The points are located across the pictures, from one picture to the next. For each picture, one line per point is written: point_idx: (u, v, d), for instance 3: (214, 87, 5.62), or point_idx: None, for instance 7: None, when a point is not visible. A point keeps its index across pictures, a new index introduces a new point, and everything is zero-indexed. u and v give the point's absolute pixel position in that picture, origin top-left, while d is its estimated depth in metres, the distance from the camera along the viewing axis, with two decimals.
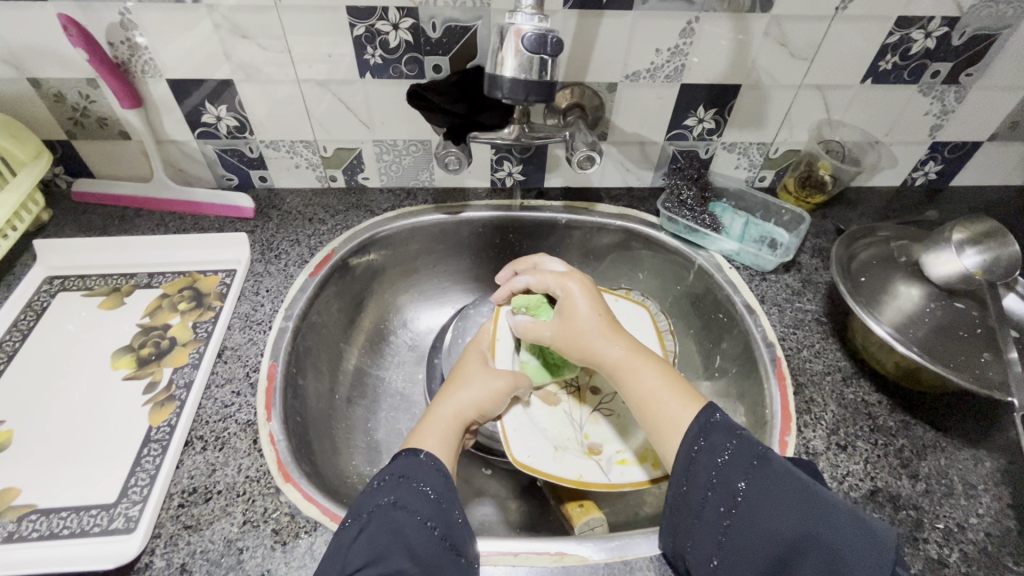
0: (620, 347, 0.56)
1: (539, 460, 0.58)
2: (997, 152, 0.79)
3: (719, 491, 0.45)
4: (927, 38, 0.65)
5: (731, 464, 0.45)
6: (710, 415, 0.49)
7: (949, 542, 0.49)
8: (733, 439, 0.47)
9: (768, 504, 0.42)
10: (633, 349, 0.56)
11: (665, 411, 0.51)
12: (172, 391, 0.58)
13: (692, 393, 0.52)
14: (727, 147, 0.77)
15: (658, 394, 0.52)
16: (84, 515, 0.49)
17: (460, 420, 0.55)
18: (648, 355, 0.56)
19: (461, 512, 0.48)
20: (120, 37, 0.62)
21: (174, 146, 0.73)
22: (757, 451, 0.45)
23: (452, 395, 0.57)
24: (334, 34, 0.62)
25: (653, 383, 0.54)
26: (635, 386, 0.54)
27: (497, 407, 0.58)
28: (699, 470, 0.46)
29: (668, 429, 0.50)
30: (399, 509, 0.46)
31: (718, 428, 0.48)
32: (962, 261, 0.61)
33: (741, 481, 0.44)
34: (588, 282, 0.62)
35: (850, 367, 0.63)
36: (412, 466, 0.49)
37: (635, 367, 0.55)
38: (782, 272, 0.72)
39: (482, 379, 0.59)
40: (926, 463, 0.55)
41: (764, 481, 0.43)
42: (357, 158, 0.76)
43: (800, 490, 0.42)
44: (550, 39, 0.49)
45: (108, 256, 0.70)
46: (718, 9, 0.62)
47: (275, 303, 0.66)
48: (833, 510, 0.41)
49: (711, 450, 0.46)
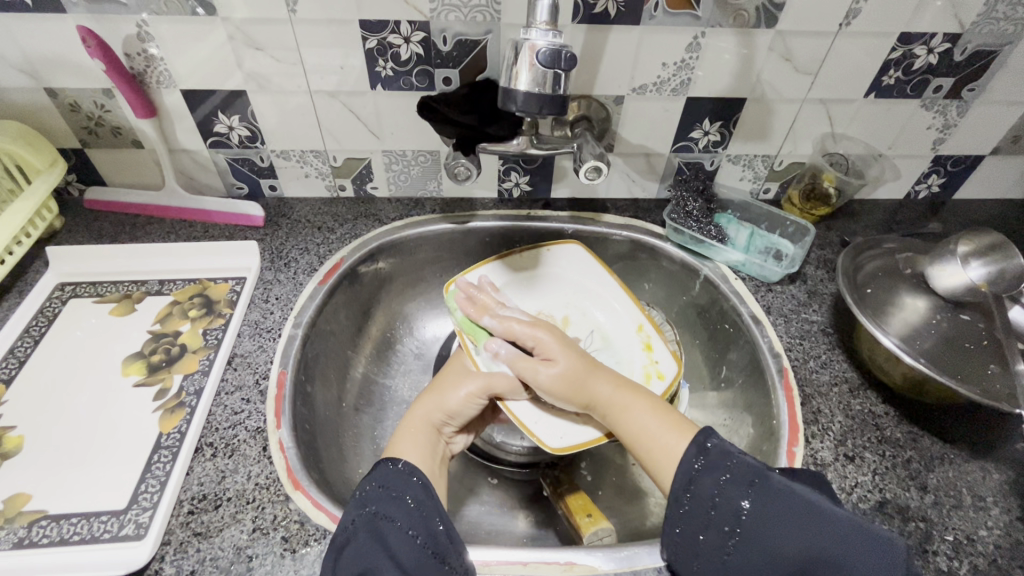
0: (607, 383, 0.56)
1: (572, 434, 0.60)
2: (999, 166, 0.80)
3: (723, 510, 0.44)
4: (929, 53, 0.66)
5: (733, 483, 0.44)
6: (705, 437, 0.48)
7: (959, 554, 0.49)
8: (729, 460, 0.46)
9: (774, 522, 0.42)
10: (620, 387, 0.56)
11: (660, 443, 0.50)
12: (182, 398, 0.58)
13: (683, 422, 0.52)
14: (732, 159, 0.78)
15: (650, 429, 0.51)
16: (94, 522, 0.49)
17: (428, 423, 0.56)
18: (635, 389, 0.56)
19: (444, 521, 0.47)
20: (137, 49, 0.63)
21: (186, 155, 0.74)
22: (756, 470, 0.44)
23: (423, 406, 0.57)
24: (345, 46, 0.63)
25: (645, 419, 0.53)
26: (629, 422, 0.53)
27: (467, 409, 0.58)
28: (701, 489, 0.45)
29: (663, 457, 0.49)
30: (383, 520, 0.46)
31: (715, 450, 0.47)
32: (967, 273, 0.60)
33: (744, 500, 0.43)
34: (555, 331, 0.60)
35: (857, 378, 0.63)
36: (389, 477, 0.49)
37: (625, 403, 0.55)
38: (787, 283, 0.73)
39: (453, 385, 0.59)
40: (934, 474, 0.55)
41: (767, 499, 0.43)
42: (367, 168, 0.77)
43: (805, 505, 0.42)
44: (564, 54, 0.49)
45: (121, 264, 0.71)
46: (724, 24, 0.63)
47: (285, 311, 0.67)
48: (838, 523, 0.41)
49: (711, 469, 0.46)
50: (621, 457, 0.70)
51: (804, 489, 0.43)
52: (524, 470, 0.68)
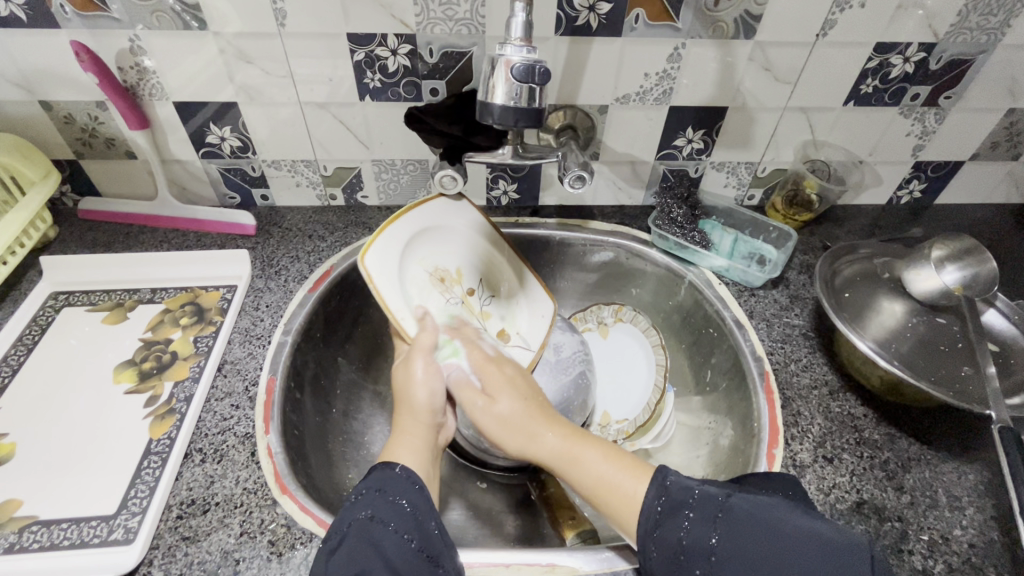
0: (555, 429, 0.55)
1: None
2: (979, 171, 0.82)
3: (693, 548, 0.42)
4: (905, 63, 0.68)
5: (698, 522, 0.43)
6: (665, 476, 0.47)
7: (934, 553, 0.50)
8: (691, 495, 0.45)
9: (739, 556, 0.40)
10: (570, 435, 0.54)
11: (617, 492, 0.48)
12: (173, 404, 0.59)
13: (637, 464, 0.50)
14: (716, 166, 0.79)
15: (606, 477, 0.50)
16: (84, 527, 0.50)
17: (427, 424, 0.57)
18: (584, 435, 0.54)
19: (438, 522, 0.48)
20: (130, 62, 0.64)
21: (178, 166, 0.75)
22: (717, 501, 0.43)
23: (403, 418, 0.57)
24: (334, 58, 0.65)
25: (598, 465, 0.51)
26: (581, 473, 0.51)
27: (435, 387, 0.59)
28: (667, 530, 0.44)
29: (624, 509, 0.48)
30: (377, 524, 0.46)
31: (674, 488, 0.46)
32: (941, 278, 0.61)
33: (712, 537, 0.41)
34: (504, 376, 0.60)
35: (837, 380, 0.64)
36: (389, 482, 0.49)
37: (575, 454, 0.52)
38: (770, 288, 0.74)
39: (406, 376, 0.59)
40: (911, 475, 0.56)
41: (733, 532, 0.41)
42: (356, 177, 0.78)
43: (766, 533, 0.40)
44: (538, 69, 0.51)
45: (113, 273, 0.72)
46: (704, 35, 0.64)
47: (275, 319, 0.68)
48: (800, 547, 0.39)
49: (675, 508, 0.45)
50: None
51: (768, 508, 0.42)
52: (513, 472, 0.70)
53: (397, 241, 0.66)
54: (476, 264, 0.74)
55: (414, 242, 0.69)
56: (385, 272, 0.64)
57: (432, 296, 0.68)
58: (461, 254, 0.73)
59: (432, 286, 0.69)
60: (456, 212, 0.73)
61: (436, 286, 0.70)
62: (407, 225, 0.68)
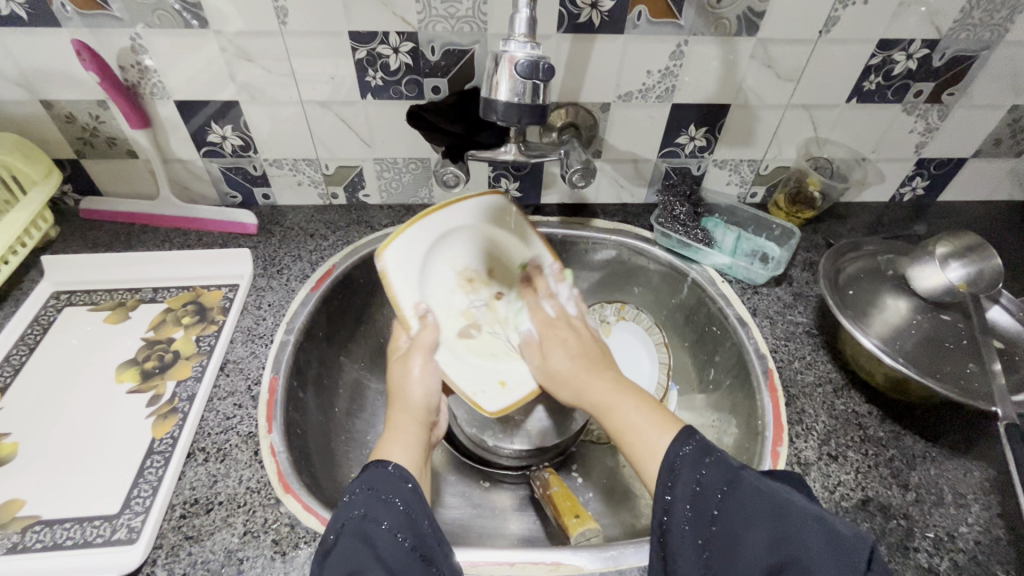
0: (603, 381, 0.57)
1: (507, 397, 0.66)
2: (982, 169, 0.81)
3: (696, 524, 0.41)
4: (909, 59, 0.68)
5: (704, 495, 0.41)
6: (678, 448, 0.45)
7: (939, 551, 0.50)
8: (700, 470, 0.43)
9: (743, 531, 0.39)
10: (616, 386, 0.55)
11: (641, 439, 0.48)
12: (175, 404, 0.59)
13: (669, 420, 0.50)
14: (718, 164, 0.79)
15: (637, 425, 0.50)
16: (87, 526, 0.50)
17: (419, 418, 0.57)
18: (627, 387, 0.55)
19: (430, 521, 0.47)
20: (131, 61, 0.64)
21: (180, 165, 0.75)
22: (727, 476, 0.41)
23: (395, 413, 0.57)
24: (336, 57, 0.65)
25: (630, 414, 0.51)
26: (614, 420, 0.52)
27: (430, 385, 0.60)
28: (676, 505, 0.42)
29: (646, 456, 0.47)
30: (369, 521, 0.45)
31: (686, 461, 0.44)
32: (946, 274, 0.61)
33: (715, 509, 0.40)
34: (570, 337, 0.65)
35: (841, 378, 0.64)
36: (378, 480, 0.49)
37: (615, 402, 0.54)
38: (773, 286, 0.74)
39: (402, 372, 0.60)
40: (917, 473, 0.56)
41: (737, 507, 0.40)
42: (358, 176, 0.78)
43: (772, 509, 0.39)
44: (542, 65, 0.51)
45: (115, 272, 0.72)
46: (706, 32, 0.64)
47: (277, 318, 0.67)
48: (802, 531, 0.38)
49: (683, 483, 0.42)
50: (612, 459, 0.71)
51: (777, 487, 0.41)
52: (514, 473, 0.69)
53: (422, 240, 0.68)
54: (506, 268, 0.74)
55: (444, 243, 0.71)
56: (401, 270, 0.66)
57: (455, 297, 0.71)
58: (491, 258, 0.73)
59: (457, 286, 0.71)
60: (496, 215, 0.72)
61: (461, 286, 0.71)
62: (437, 224, 0.69)
